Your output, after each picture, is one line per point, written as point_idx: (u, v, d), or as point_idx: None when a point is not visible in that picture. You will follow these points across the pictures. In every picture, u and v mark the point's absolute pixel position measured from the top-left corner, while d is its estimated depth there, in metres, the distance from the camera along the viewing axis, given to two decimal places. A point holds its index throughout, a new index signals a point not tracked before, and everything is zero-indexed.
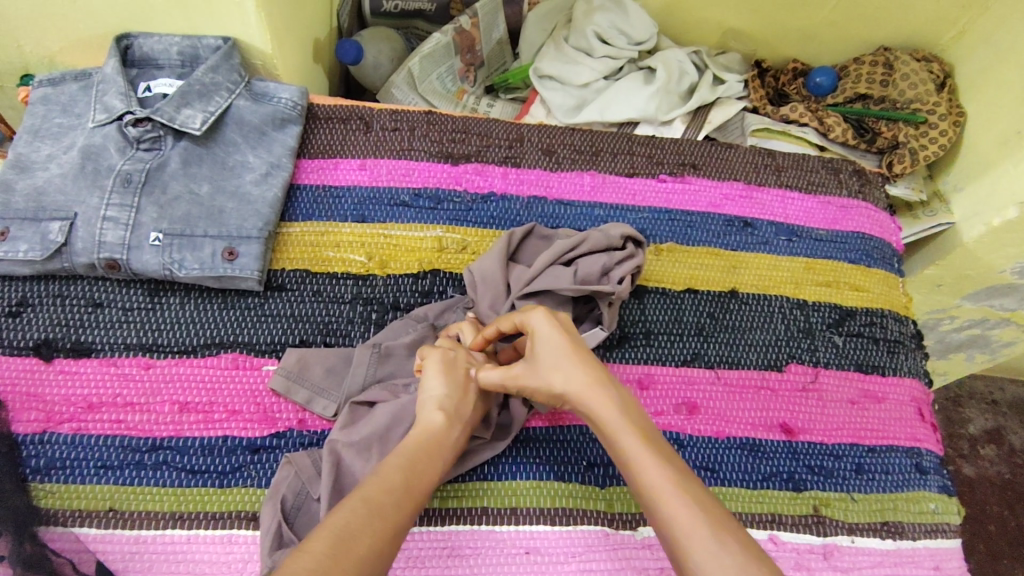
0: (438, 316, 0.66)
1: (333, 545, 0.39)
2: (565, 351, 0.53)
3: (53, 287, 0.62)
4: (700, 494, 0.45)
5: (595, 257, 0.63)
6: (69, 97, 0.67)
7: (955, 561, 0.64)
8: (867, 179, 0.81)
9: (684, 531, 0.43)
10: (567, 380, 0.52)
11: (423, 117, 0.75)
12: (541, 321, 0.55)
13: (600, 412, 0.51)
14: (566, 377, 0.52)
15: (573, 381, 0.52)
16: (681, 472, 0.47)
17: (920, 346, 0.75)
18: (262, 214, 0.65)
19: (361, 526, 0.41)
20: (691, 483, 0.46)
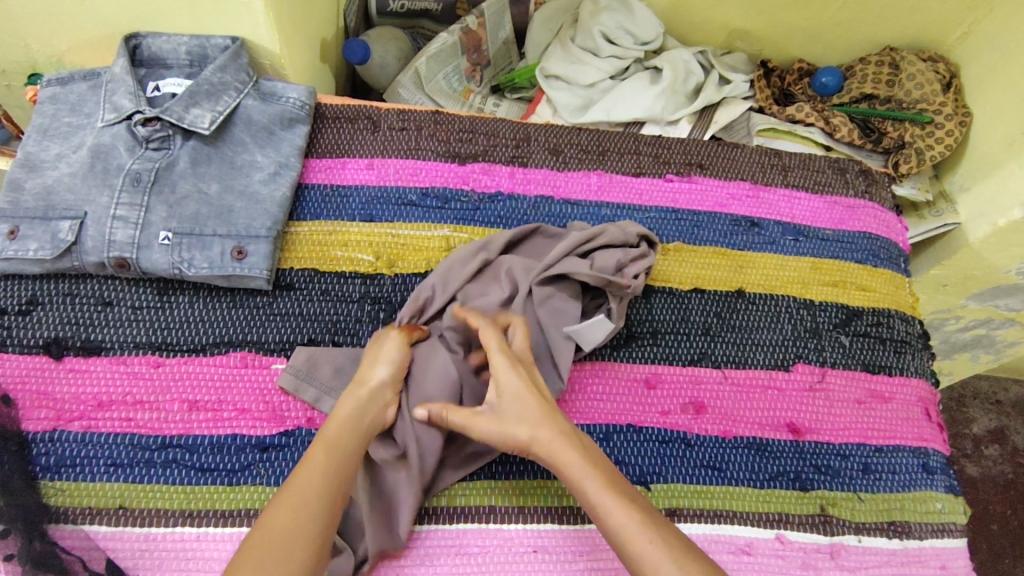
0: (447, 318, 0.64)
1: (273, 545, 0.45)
2: (527, 399, 0.53)
3: (62, 286, 0.62)
4: (665, 534, 0.48)
5: (611, 252, 0.64)
6: (78, 96, 0.67)
7: (961, 561, 0.64)
8: (874, 179, 0.81)
9: (656, 575, 0.46)
10: (532, 432, 0.52)
11: (430, 117, 0.75)
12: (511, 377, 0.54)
13: (562, 463, 0.51)
14: (531, 429, 0.52)
15: (538, 435, 0.52)
16: (644, 515, 0.49)
17: (927, 346, 0.75)
18: (270, 213, 0.65)
19: (291, 528, 0.45)
20: (655, 522, 0.49)
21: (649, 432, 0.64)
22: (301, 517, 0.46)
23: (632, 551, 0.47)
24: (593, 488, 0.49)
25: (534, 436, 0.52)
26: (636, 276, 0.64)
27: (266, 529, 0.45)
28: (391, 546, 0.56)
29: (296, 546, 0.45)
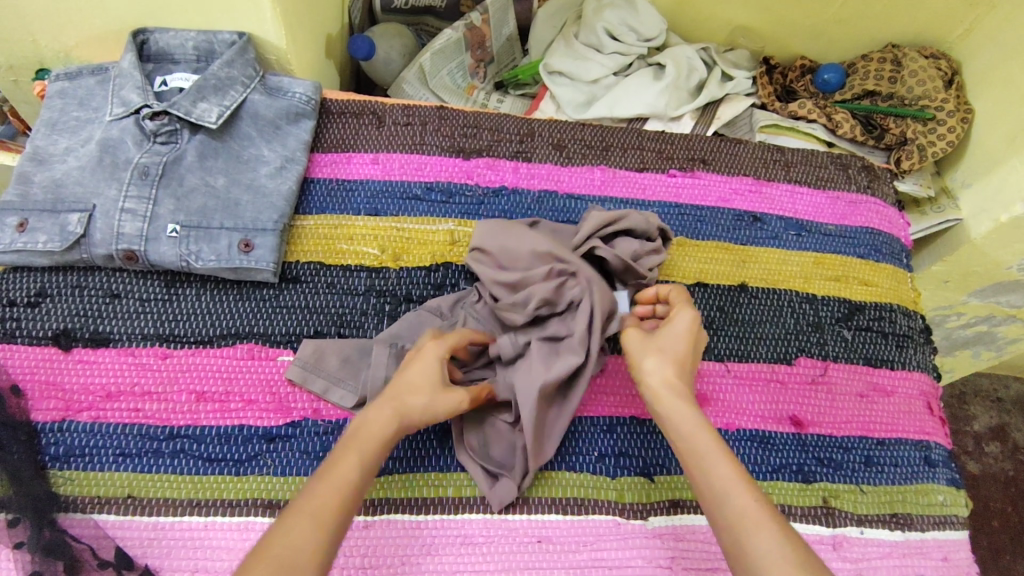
0: (451, 309, 0.65)
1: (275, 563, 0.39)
2: (666, 343, 0.55)
3: (71, 278, 0.63)
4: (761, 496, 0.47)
5: (629, 242, 0.65)
6: (86, 90, 0.68)
7: (962, 553, 0.64)
8: (875, 174, 0.81)
9: (753, 526, 0.44)
10: (656, 365, 0.54)
11: (435, 112, 0.75)
12: (684, 320, 0.56)
13: (672, 402, 0.52)
14: (656, 362, 0.54)
15: (659, 372, 0.54)
16: (747, 474, 0.48)
17: (929, 341, 0.75)
18: (277, 206, 0.65)
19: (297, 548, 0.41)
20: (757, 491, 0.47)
21: None
22: (314, 539, 0.42)
23: (728, 494, 0.46)
24: (703, 431, 0.50)
25: (653, 371, 0.54)
26: (651, 269, 0.65)
27: (272, 544, 0.41)
28: (396, 536, 0.56)
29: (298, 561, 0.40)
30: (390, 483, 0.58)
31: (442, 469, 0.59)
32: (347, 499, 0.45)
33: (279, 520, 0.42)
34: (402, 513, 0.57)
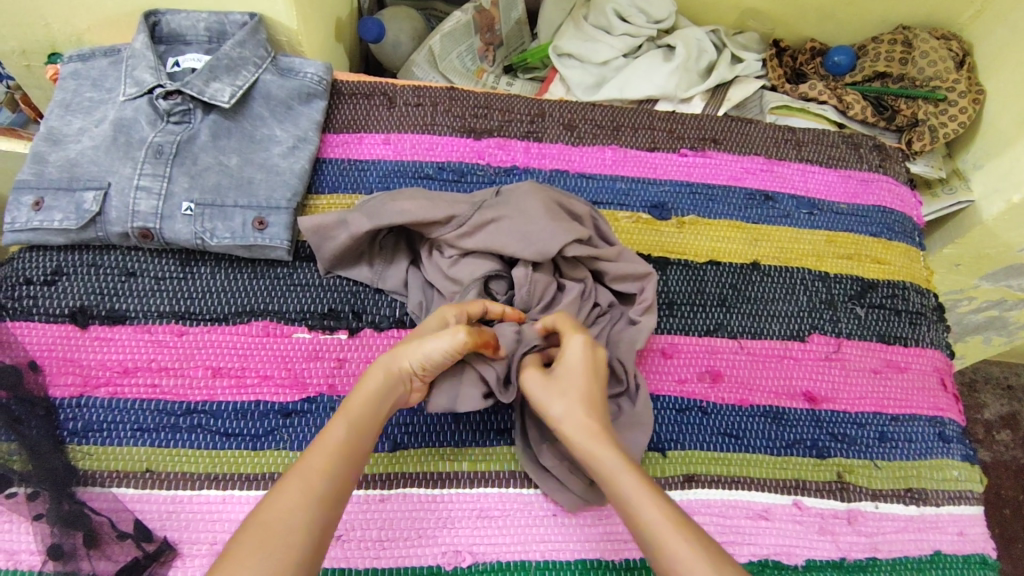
0: (473, 236, 0.61)
1: (264, 536, 0.41)
2: (557, 392, 0.53)
3: (87, 257, 0.64)
4: (719, 558, 0.43)
5: (599, 263, 0.63)
6: (99, 72, 0.68)
7: (979, 528, 0.64)
8: (887, 154, 0.81)
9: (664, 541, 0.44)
10: (567, 411, 0.51)
11: (446, 94, 0.76)
12: (578, 347, 0.54)
13: (585, 440, 0.50)
14: (567, 408, 0.52)
15: (570, 416, 0.51)
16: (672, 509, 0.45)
17: (943, 319, 0.75)
18: (290, 184, 0.66)
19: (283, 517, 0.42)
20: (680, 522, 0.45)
21: (666, 400, 0.65)
22: (299, 512, 0.43)
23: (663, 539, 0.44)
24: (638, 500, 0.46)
25: (567, 412, 0.51)
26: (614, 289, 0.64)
27: (262, 516, 0.42)
28: (413, 509, 0.56)
29: (295, 527, 0.42)
30: (406, 457, 0.58)
31: (459, 444, 0.59)
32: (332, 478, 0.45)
33: (266, 503, 0.43)
34: (420, 486, 0.57)
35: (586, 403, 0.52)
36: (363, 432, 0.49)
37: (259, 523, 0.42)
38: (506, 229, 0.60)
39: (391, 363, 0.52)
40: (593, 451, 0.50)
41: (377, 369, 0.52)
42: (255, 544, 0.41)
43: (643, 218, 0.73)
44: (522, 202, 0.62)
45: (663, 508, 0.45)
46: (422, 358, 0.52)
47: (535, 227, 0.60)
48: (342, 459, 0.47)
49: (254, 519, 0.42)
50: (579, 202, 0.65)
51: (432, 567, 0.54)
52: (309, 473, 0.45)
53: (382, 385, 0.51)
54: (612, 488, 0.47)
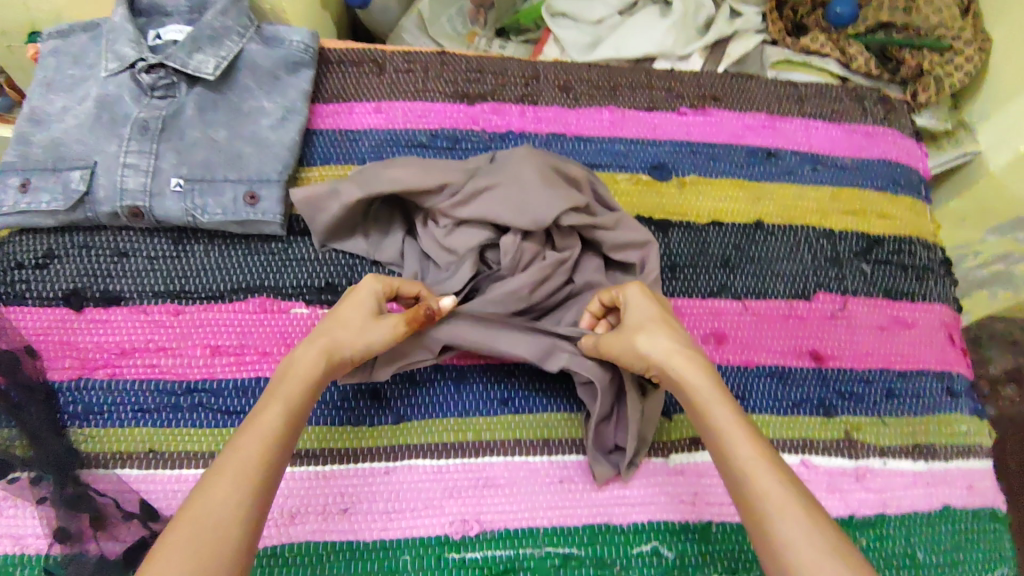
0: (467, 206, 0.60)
1: (195, 527, 0.38)
2: (643, 326, 0.52)
3: (78, 238, 0.62)
4: (820, 516, 0.41)
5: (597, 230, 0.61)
6: (79, 48, 0.66)
7: (988, 481, 0.64)
8: (892, 106, 0.79)
9: (754, 471, 0.43)
10: (653, 343, 0.51)
11: (437, 58, 0.73)
12: (636, 293, 0.54)
13: (676, 371, 0.50)
14: (653, 340, 0.51)
15: (657, 348, 0.51)
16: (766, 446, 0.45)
17: (950, 273, 0.73)
18: (281, 157, 0.64)
19: (215, 505, 0.40)
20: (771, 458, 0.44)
21: None
22: (231, 495, 0.40)
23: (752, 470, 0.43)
24: (738, 445, 0.45)
25: (655, 347, 0.51)
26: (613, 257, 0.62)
27: (192, 506, 0.39)
28: (419, 480, 0.56)
29: (229, 514, 0.39)
30: (410, 429, 0.58)
31: (464, 415, 0.59)
32: (268, 460, 0.43)
33: (193, 494, 0.40)
34: (425, 458, 0.57)
35: (676, 338, 0.52)
36: (298, 413, 0.47)
37: (197, 504, 0.39)
38: (499, 197, 0.59)
39: (327, 344, 0.51)
40: (681, 381, 0.49)
41: (314, 346, 0.51)
42: (184, 537, 0.38)
43: (642, 179, 0.71)
44: (516, 169, 0.60)
45: (765, 457, 0.44)
46: (355, 339, 0.52)
47: (529, 195, 0.58)
48: (278, 437, 0.45)
49: (181, 513, 0.39)
50: (576, 167, 0.63)
51: (440, 537, 0.54)
52: (245, 453, 0.43)
53: (320, 365, 0.50)
54: (704, 417, 0.47)
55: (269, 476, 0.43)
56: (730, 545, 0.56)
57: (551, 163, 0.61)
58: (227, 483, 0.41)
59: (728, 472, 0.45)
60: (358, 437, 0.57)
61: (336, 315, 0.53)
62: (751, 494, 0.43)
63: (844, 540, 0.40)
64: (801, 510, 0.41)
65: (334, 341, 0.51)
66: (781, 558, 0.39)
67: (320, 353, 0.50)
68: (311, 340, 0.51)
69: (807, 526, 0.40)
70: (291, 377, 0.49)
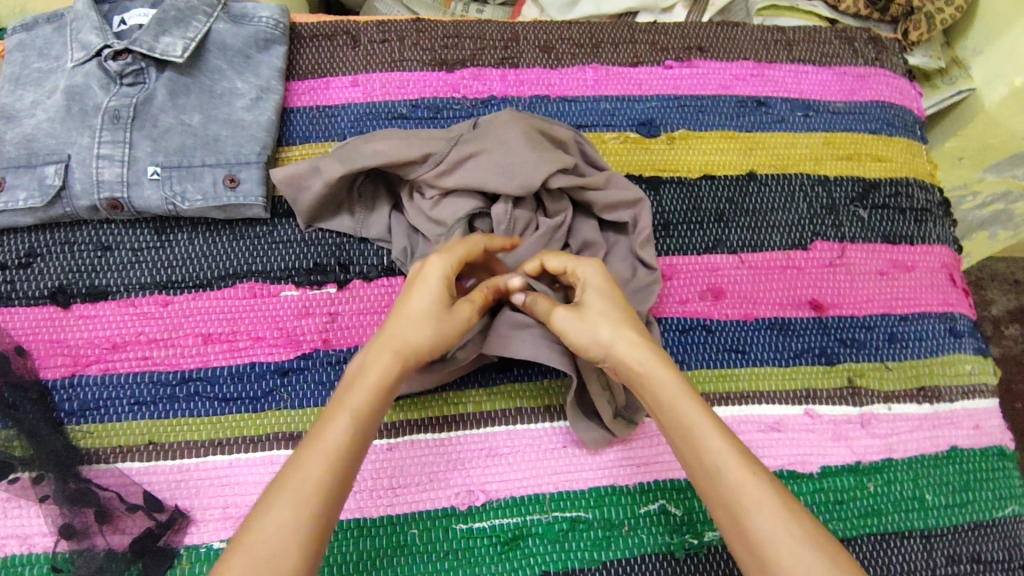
0: (450, 175, 0.58)
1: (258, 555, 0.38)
2: (598, 316, 0.49)
3: (59, 235, 0.61)
4: (796, 508, 0.42)
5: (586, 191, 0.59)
6: (44, 39, 0.64)
7: (994, 420, 0.63)
8: (883, 45, 0.77)
9: (730, 473, 0.43)
10: (613, 335, 0.49)
11: (412, 26, 0.71)
12: (595, 274, 0.52)
13: (643, 365, 0.47)
14: (613, 331, 0.49)
15: (619, 338, 0.48)
16: (738, 443, 0.44)
17: (949, 214, 0.72)
18: (258, 138, 0.63)
19: (276, 528, 0.39)
20: (745, 456, 0.44)
21: (670, 321, 0.63)
22: (292, 520, 0.39)
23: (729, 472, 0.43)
24: (711, 440, 0.44)
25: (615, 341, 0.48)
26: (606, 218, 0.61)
27: (252, 530, 0.39)
28: (422, 455, 0.56)
29: (292, 539, 0.39)
30: (409, 404, 0.57)
31: (464, 386, 0.58)
32: (332, 482, 0.41)
33: (256, 512, 0.40)
34: (426, 432, 0.56)
35: (635, 329, 0.49)
36: (366, 425, 0.45)
37: (247, 540, 0.39)
38: (484, 164, 0.58)
39: (398, 345, 0.47)
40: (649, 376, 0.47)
41: (387, 351, 0.47)
42: (244, 561, 0.38)
43: (631, 137, 0.70)
44: (499, 133, 0.58)
45: (737, 453, 0.43)
46: (433, 335, 0.48)
47: (516, 159, 0.57)
48: (343, 458, 0.43)
49: (242, 532, 0.39)
50: (562, 127, 0.61)
51: (447, 509, 0.54)
52: (308, 475, 0.41)
53: (390, 370, 0.47)
54: (673, 416, 0.45)
55: (333, 497, 0.41)
56: None
57: (540, 128, 0.60)
58: (289, 506, 0.40)
59: (703, 473, 0.44)
60: None
61: (401, 307, 0.49)
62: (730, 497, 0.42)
63: (818, 524, 0.41)
64: (778, 510, 0.41)
65: (406, 343, 0.48)
66: (763, 557, 0.40)
67: (390, 357, 0.47)
68: (381, 343, 0.48)
69: (791, 528, 0.40)
70: (359, 382, 0.46)
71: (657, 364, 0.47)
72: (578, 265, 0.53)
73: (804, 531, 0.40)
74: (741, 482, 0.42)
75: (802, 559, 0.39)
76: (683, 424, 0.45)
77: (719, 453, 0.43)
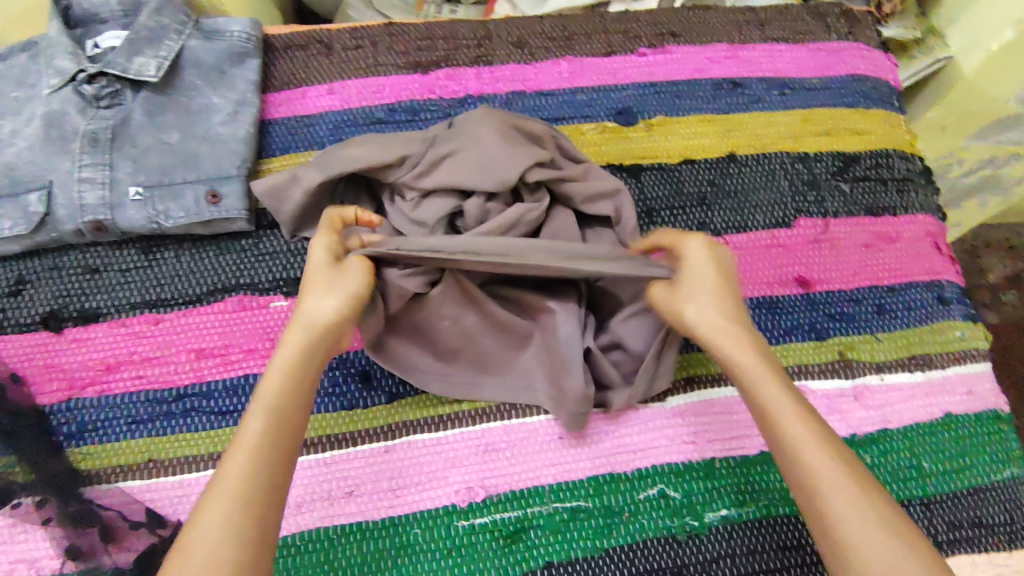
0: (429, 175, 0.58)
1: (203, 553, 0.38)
2: (700, 295, 0.50)
3: (47, 261, 0.62)
4: (882, 501, 0.42)
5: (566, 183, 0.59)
6: (19, 68, 0.65)
7: (988, 384, 0.64)
8: (856, 19, 0.77)
9: (812, 457, 0.44)
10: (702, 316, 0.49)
11: (385, 30, 0.71)
12: (700, 250, 0.52)
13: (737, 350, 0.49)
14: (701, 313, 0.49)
15: (710, 321, 0.49)
16: (827, 432, 0.45)
17: (931, 182, 0.72)
18: (238, 151, 0.63)
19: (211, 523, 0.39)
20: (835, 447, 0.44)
21: None
22: (225, 514, 0.39)
23: (811, 458, 0.44)
24: (795, 424, 0.45)
25: (714, 322, 0.49)
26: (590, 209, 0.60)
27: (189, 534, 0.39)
28: (420, 455, 0.56)
29: (231, 530, 0.39)
30: (404, 406, 0.58)
31: None
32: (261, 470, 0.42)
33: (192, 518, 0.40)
34: (423, 432, 0.57)
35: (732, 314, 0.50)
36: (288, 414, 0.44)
37: (188, 543, 0.39)
38: (461, 163, 0.57)
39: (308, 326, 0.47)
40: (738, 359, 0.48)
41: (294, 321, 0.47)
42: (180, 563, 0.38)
43: (609, 126, 0.70)
44: (474, 132, 0.58)
45: (821, 437, 0.44)
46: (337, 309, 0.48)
47: (492, 156, 0.57)
48: (268, 448, 0.43)
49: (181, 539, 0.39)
50: (536, 124, 0.61)
51: (448, 507, 0.54)
52: (236, 469, 0.41)
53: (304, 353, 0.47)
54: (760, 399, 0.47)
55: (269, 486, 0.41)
56: (734, 478, 0.57)
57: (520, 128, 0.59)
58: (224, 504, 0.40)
59: (783, 451, 0.45)
60: (354, 420, 0.57)
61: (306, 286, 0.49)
62: (808, 480, 0.43)
63: (905, 520, 0.42)
64: (860, 498, 0.42)
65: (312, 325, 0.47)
66: (840, 543, 0.41)
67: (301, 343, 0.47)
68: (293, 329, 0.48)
69: (869, 517, 0.41)
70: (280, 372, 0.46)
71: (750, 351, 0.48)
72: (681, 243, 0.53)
73: (884, 523, 0.41)
74: (821, 468, 0.43)
75: (880, 554, 0.40)
76: (770, 407, 0.46)
77: (806, 438, 0.44)
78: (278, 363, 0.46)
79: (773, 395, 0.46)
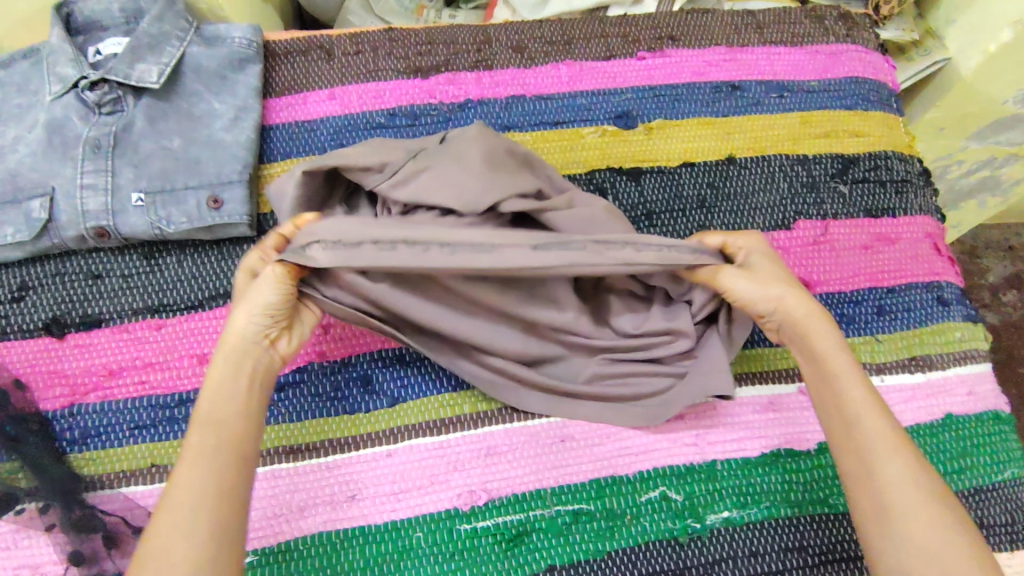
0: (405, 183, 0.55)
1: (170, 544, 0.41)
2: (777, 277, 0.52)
3: (50, 267, 0.62)
4: (928, 476, 0.45)
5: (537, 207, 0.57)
6: (21, 75, 0.65)
7: (988, 384, 0.64)
8: (854, 21, 0.78)
9: (861, 423, 0.47)
10: (781, 294, 0.52)
11: (384, 36, 0.72)
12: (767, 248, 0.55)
13: (806, 326, 0.51)
14: (783, 291, 0.52)
15: (789, 300, 0.52)
16: (885, 408, 0.48)
17: (930, 183, 0.73)
18: (239, 157, 0.63)
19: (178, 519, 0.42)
20: (890, 421, 0.47)
21: None
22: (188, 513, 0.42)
23: (861, 426, 0.47)
24: (853, 394, 0.48)
25: (783, 299, 0.52)
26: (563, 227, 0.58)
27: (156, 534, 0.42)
28: (422, 459, 0.56)
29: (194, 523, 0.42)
30: (405, 410, 0.58)
31: (454, 389, 0.59)
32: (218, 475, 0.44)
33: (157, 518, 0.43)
34: (424, 436, 0.57)
35: (807, 295, 0.53)
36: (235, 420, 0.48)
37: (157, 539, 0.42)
38: (438, 178, 0.55)
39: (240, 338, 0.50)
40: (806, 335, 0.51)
41: (223, 350, 0.50)
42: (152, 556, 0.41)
43: (608, 130, 0.70)
44: (457, 148, 0.57)
45: (878, 410, 0.47)
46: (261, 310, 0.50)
47: (469, 176, 0.55)
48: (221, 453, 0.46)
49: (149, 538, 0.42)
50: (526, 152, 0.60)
51: (450, 510, 0.55)
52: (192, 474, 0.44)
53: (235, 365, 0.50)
54: (823, 369, 0.50)
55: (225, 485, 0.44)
56: (737, 479, 0.57)
57: (506, 161, 0.58)
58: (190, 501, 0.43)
59: (840, 417, 0.48)
60: (355, 425, 0.57)
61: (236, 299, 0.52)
62: (857, 445, 0.47)
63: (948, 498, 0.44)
64: (905, 469, 0.45)
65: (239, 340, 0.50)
66: (885, 506, 0.44)
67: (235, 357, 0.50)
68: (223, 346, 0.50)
69: (913, 487, 0.44)
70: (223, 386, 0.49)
71: (824, 325, 0.51)
72: (737, 240, 0.55)
73: (925, 496, 0.44)
74: (873, 435, 0.46)
75: (924, 525, 0.43)
76: (833, 376, 0.49)
77: (863, 410, 0.48)
78: (222, 371, 0.49)
79: (838, 364, 0.50)
